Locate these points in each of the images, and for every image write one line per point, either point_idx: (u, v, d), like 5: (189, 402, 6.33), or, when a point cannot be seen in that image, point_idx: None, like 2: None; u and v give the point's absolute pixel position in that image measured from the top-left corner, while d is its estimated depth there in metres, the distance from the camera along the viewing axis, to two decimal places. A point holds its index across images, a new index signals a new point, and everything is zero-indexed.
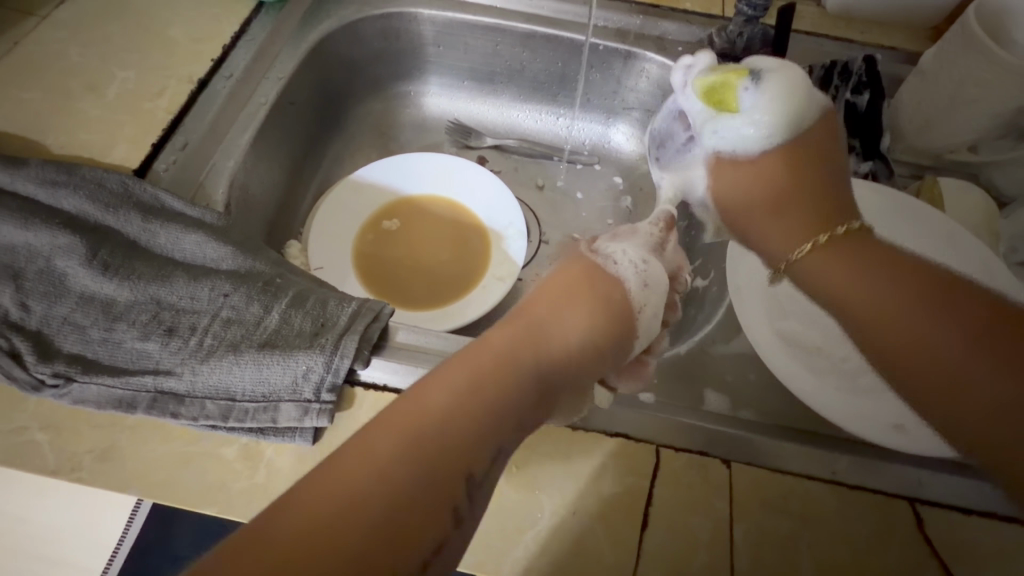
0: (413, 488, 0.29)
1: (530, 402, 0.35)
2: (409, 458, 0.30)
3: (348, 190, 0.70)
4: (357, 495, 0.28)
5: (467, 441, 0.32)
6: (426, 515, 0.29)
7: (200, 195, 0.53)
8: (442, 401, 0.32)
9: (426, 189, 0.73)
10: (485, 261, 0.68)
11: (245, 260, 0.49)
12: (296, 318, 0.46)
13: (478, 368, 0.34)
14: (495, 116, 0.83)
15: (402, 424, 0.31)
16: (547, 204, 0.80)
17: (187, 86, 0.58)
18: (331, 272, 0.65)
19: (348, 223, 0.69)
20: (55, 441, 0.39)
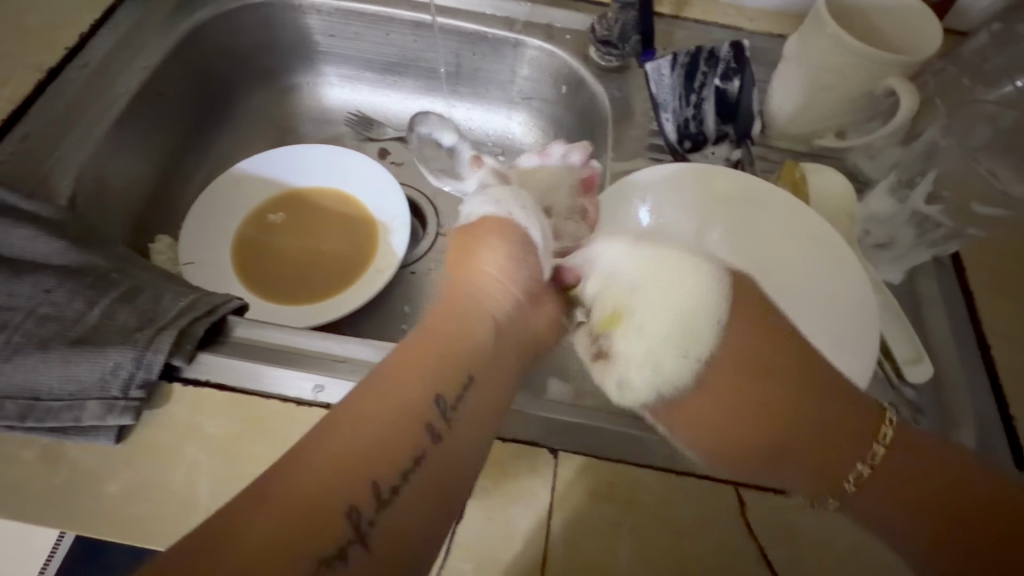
0: (385, 422, 0.33)
1: (475, 356, 0.39)
2: (382, 402, 0.34)
3: (230, 184, 0.69)
4: (338, 431, 0.32)
5: (429, 381, 0.36)
6: (399, 444, 0.33)
7: (41, 189, 0.51)
8: (413, 348, 0.37)
9: (314, 182, 0.72)
10: (370, 253, 0.67)
11: (77, 255, 0.48)
12: (120, 313, 0.44)
13: (434, 326, 0.39)
14: (397, 108, 0.82)
15: (376, 373, 0.36)
16: (448, 195, 0.78)
17: (36, 75, 0.56)
18: (204, 266, 0.63)
19: (228, 215, 0.67)
20: None
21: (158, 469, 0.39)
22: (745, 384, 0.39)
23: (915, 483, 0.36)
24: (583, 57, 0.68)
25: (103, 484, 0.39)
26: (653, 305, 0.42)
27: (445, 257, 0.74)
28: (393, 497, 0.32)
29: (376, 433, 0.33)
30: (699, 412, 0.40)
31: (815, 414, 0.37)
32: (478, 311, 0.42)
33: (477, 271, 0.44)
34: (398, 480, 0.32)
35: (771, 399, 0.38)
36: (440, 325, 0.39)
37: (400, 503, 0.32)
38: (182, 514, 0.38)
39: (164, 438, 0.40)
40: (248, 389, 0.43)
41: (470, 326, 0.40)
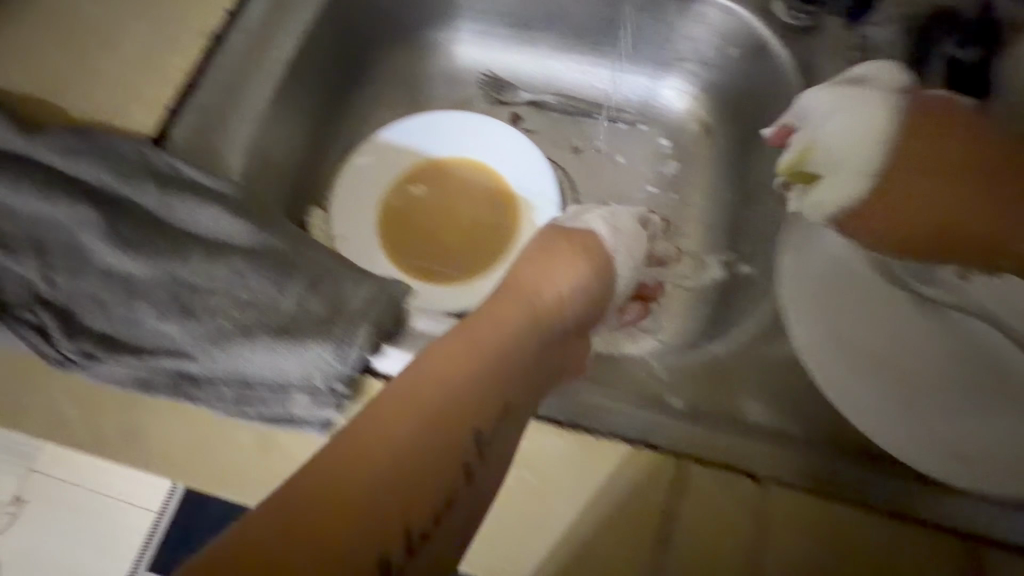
0: (442, 419, 0.38)
1: (508, 379, 0.41)
2: (419, 425, 0.37)
3: (373, 152, 0.67)
4: (389, 440, 0.36)
5: (478, 404, 0.39)
6: (453, 456, 0.37)
7: (218, 165, 0.51)
8: (451, 371, 0.39)
9: (453, 152, 0.68)
10: (514, 230, 0.65)
11: (261, 236, 0.47)
12: (310, 301, 0.44)
13: (476, 346, 0.42)
14: (531, 66, 0.75)
15: (405, 393, 0.38)
16: (587, 166, 0.73)
17: (202, 40, 0.54)
18: (353, 240, 0.63)
19: (372, 185, 0.66)
20: (87, 414, 0.41)
21: None
22: (926, 141, 0.43)
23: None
24: (766, 16, 0.59)
25: None
26: (847, 149, 0.45)
27: None
28: (418, 540, 0.35)
29: (421, 455, 0.36)
30: (899, 166, 0.43)
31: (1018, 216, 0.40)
32: (529, 316, 0.46)
33: (541, 260, 0.51)
34: (451, 492, 0.37)
35: (967, 180, 0.41)
36: (453, 337, 0.42)
37: (423, 544, 0.36)
38: None
39: None
40: None
41: (518, 346, 0.44)
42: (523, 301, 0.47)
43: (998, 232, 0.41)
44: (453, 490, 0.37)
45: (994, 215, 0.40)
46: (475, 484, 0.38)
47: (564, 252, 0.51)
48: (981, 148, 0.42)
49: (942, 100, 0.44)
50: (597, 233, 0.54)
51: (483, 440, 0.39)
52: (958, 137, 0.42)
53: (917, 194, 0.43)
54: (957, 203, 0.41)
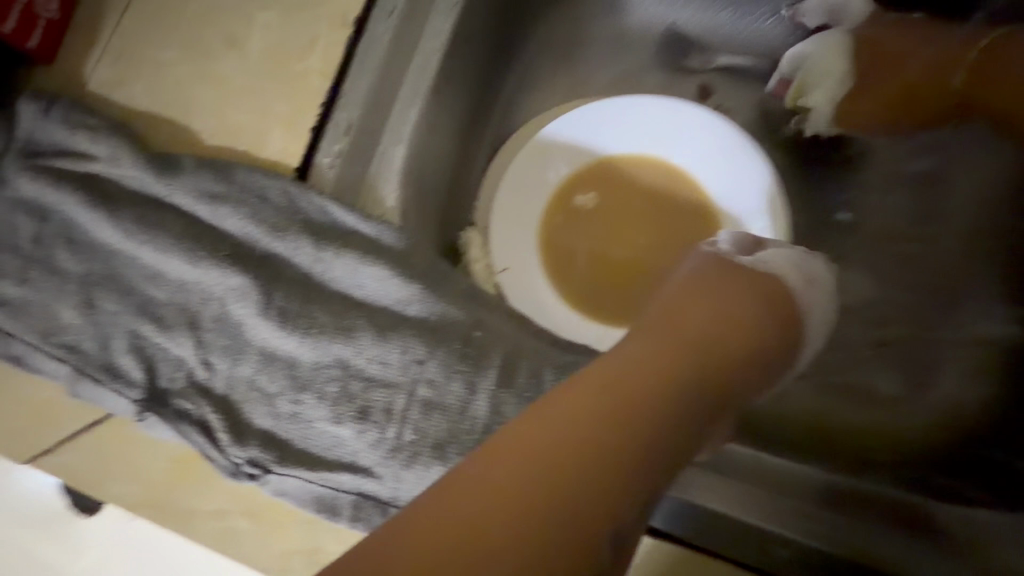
0: (588, 485, 0.26)
1: (663, 453, 0.29)
2: (561, 485, 0.25)
3: (534, 155, 0.53)
4: (525, 507, 0.25)
5: (630, 465, 0.27)
6: (590, 538, 0.25)
7: (374, 204, 0.41)
8: (606, 415, 0.28)
9: (633, 151, 0.54)
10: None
11: (436, 304, 0.38)
12: (509, 405, 0.35)
13: (638, 384, 0.30)
14: (728, 23, 0.57)
15: (557, 439, 0.27)
16: (801, 165, 0.56)
17: (342, 29, 0.42)
18: (517, 273, 0.51)
19: (534, 198, 0.53)
20: (262, 531, 0.35)
21: None
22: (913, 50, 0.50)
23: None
24: None
25: None
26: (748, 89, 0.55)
27: None
28: None
29: (560, 531, 0.25)
30: (873, 54, 0.51)
31: (916, 63, 0.50)
32: (704, 357, 0.33)
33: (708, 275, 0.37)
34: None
35: (909, 76, 0.51)
36: (595, 373, 0.30)
37: None
38: None
39: None
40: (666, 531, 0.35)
41: (686, 396, 0.31)
42: (691, 334, 0.34)
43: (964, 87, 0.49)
44: None
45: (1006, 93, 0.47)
46: None
47: (740, 278, 0.37)
48: (973, 61, 0.48)
49: (898, 22, 0.50)
50: (786, 278, 0.38)
51: (626, 531, 0.26)
52: (926, 55, 0.50)
53: (909, 77, 0.51)
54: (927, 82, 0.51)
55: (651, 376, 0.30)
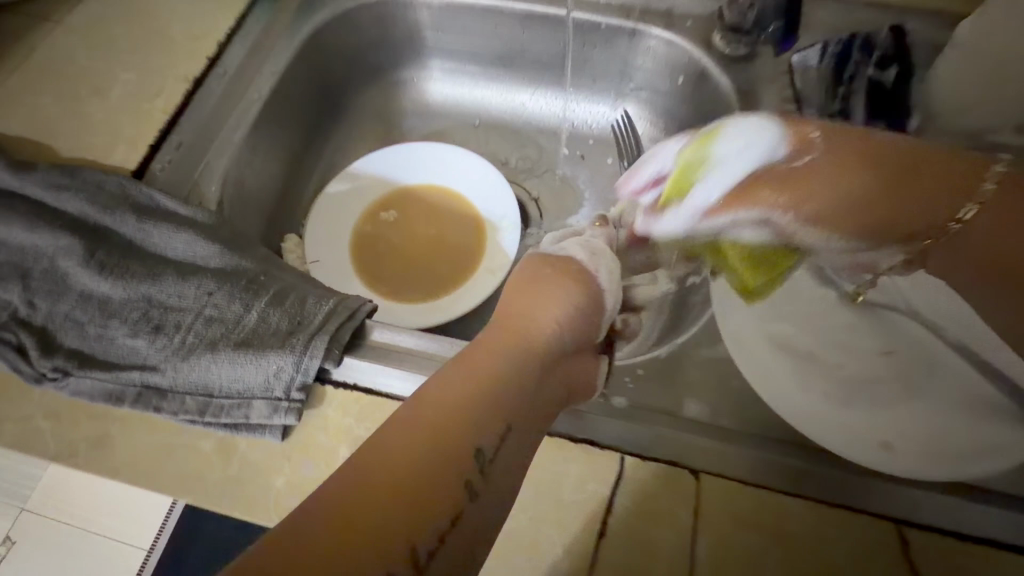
0: (440, 425, 0.32)
1: (515, 403, 0.35)
2: (428, 433, 0.32)
3: (347, 183, 0.71)
4: (403, 453, 0.31)
5: (480, 414, 0.33)
6: (450, 463, 0.31)
7: (193, 196, 0.55)
8: (455, 384, 0.34)
9: (423, 178, 0.73)
10: (481, 251, 0.68)
11: (231, 257, 0.51)
12: (274, 316, 0.47)
13: (486, 354, 0.36)
14: (499, 101, 0.80)
15: (422, 398, 0.33)
16: (550, 192, 0.78)
17: (184, 86, 0.60)
18: (327, 263, 0.67)
19: (347, 212, 0.70)
20: (58, 427, 0.44)
21: (320, 467, 0.42)
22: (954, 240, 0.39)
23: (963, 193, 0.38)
24: (707, 45, 0.64)
25: (271, 478, 0.41)
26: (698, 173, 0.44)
27: None
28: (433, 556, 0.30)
29: (437, 457, 0.31)
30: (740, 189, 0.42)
31: (913, 208, 0.39)
32: (526, 339, 0.38)
33: (530, 281, 0.43)
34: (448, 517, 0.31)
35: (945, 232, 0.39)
36: (445, 377, 0.34)
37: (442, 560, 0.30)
38: None
39: (323, 437, 0.43)
40: (379, 391, 0.45)
41: (527, 365, 0.37)
42: (515, 325, 0.39)
43: (920, 228, 0.39)
44: (465, 502, 0.32)
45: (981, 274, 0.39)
46: (482, 500, 0.33)
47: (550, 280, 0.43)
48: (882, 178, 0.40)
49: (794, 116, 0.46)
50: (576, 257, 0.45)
51: (488, 455, 0.33)
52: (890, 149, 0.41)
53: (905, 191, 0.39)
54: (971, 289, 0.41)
55: (491, 347, 0.37)
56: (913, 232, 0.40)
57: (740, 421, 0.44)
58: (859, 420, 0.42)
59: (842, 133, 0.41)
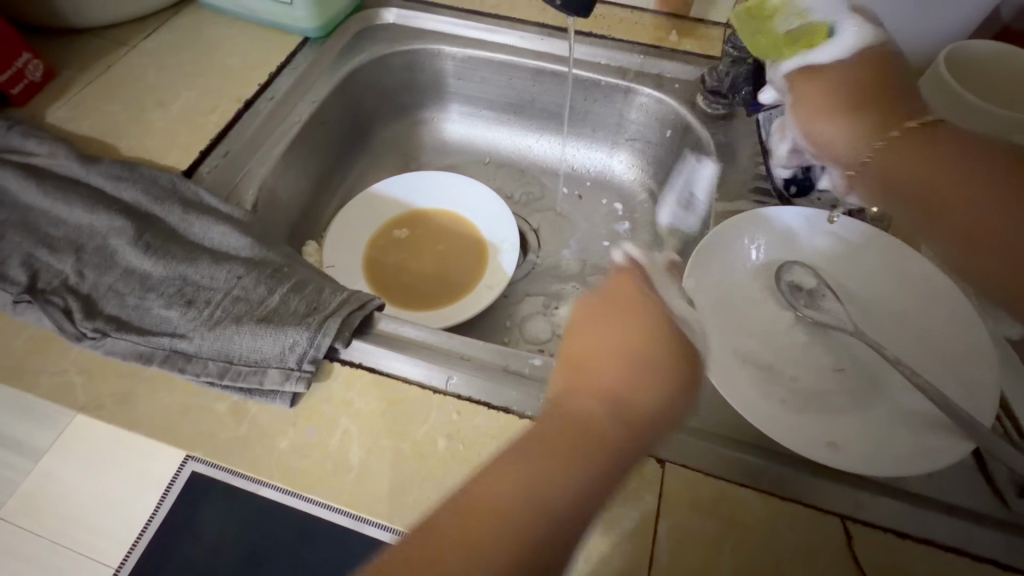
0: (514, 535, 0.32)
1: (563, 533, 0.33)
2: (512, 546, 0.31)
3: (367, 201, 0.79)
4: (472, 550, 0.31)
5: (557, 541, 0.33)
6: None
7: (232, 196, 0.63)
8: (538, 490, 0.33)
9: (434, 203, 0.81)
10: (483, 269, 0.74)
11: (260, 249, 0.57)
12: (293, 300, 0.53)
13: (566, 457, 0.34)
14: (508, 143, 0.90)
15: (503, 504, 0.33)
16: (550, 225, 0.85)
17: (236, 105, 0.70)
18: (341, 270, 0.74)
19: (364, 227, 0.78)
20: (89, 382, 0.49)
21: (322, 433, 0.46)
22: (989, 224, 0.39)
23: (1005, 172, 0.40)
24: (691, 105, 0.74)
25: (276, 440, 0.46)
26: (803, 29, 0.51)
27: (540, 280, 0.79)
28: None
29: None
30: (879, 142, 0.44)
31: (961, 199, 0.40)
32: (588, 447, 0.35)
33: (596, 345, 0.39)
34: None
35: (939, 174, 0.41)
36: (490, 494, 0.33)
37: None
38: (334, 472, 0.44)
39: (326, 407, 0.47)
40: (381, 369, 0.50)
41: (608, 470, 0.35)
42: (577, 421, 0.36)
43: (958, 197, 0.40)
44: None
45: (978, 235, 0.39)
46: None
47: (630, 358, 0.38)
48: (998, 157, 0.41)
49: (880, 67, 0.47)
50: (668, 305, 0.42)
51: None
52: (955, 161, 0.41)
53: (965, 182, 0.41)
54: (960, 258, 0.40)
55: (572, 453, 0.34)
56: (943, 202, 0.41)
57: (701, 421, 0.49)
58: (812, 423, 0.46)
59: (961, 139, 0.42)
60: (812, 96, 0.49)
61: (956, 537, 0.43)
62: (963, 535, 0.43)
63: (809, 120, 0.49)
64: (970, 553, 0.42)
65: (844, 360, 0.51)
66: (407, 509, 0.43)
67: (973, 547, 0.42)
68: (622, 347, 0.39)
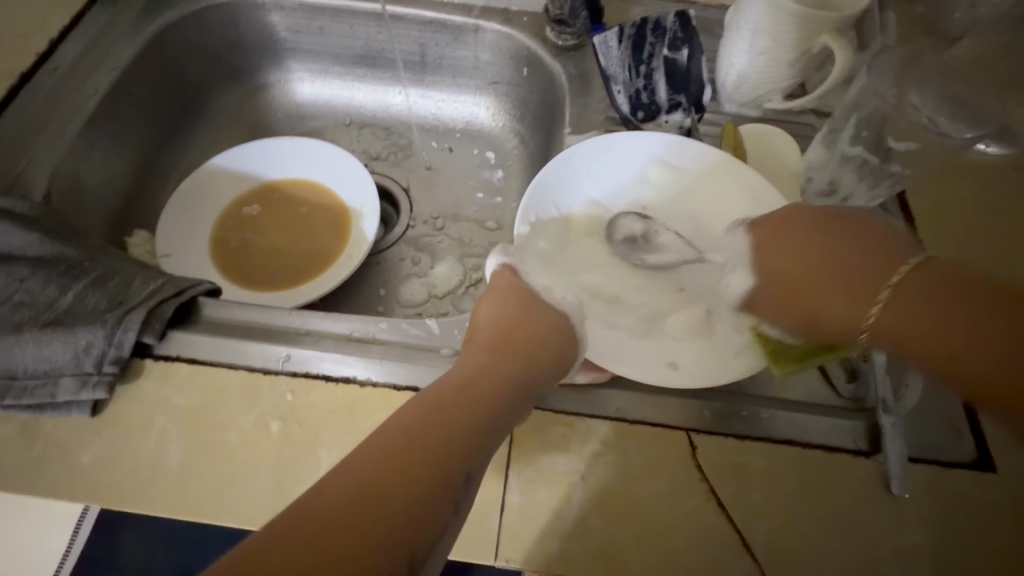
0: (431, 455, 0.33)
1: (459, 448, 0.34)
2: (382, 475, 0.31)
3: (206, 179, 0.71)
4: (405, 471, 0.32)
5: (475, 435, 0.36)
6: (446, 484, 0.32)
7: (16, 187, 0.54)
8: (440, 416, 0.35)
9: (285, 173, 0.74)
10: (345, 236, 0.69)
11: (53, 245, 0.50)
12: (92, 297, 0.46)
13: (443, 404, 0.36)
14: (367, 99, 0.83)
15: (419, 422, 0.34)
16: (421, 183, 0.81)
17: (9, 80, 0.60)
18: (181, 257, 0.66)
19: (206, 207, 0.70)
20: None
21: (132, 438, 0.41)
22: (835, 253, 0.42)
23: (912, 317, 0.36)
24: (541, 39, 0.71)
25: (78, 453, 0.41)
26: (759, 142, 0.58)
27: (414, 242, 0.76)
28: None
29: (362, 534, 0.29)
30: (764, 222, 0.46)
31: (832, 302, 0.41)
32: (456, 391, 0.38)
33: (495, 305, 0.47)
34: (449, 518, 0.32)
35: (801, 294, 0.42)
36: (380, 439, 0.33)
37: None
38: (151, 479, 0.40)
39: (137, 408, 0.42)
40: (202, 359, 0.45)
41: (485, 407, 0.38)
42: (452, 381, 0.39)
43: (847, 326, 0.40)
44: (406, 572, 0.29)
45: (849, 306, 0.40)
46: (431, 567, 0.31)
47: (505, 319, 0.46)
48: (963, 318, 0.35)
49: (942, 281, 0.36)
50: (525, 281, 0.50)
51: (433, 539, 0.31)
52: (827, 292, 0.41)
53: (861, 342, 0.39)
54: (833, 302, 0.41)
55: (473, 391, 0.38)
56: (840, 331, 0.41)
57: None
58: (654, 346, 0.47)
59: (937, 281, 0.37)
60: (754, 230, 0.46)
61: (793, 429, 0.44)
62: (799, 426, 0.44)
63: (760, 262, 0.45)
64: (801, 442, 0.44)
65: (684, 280, 0.51)
66: (237, 504, 0.39)
67: (809, 436, 0.44)
68: (501, 308, 0.47)
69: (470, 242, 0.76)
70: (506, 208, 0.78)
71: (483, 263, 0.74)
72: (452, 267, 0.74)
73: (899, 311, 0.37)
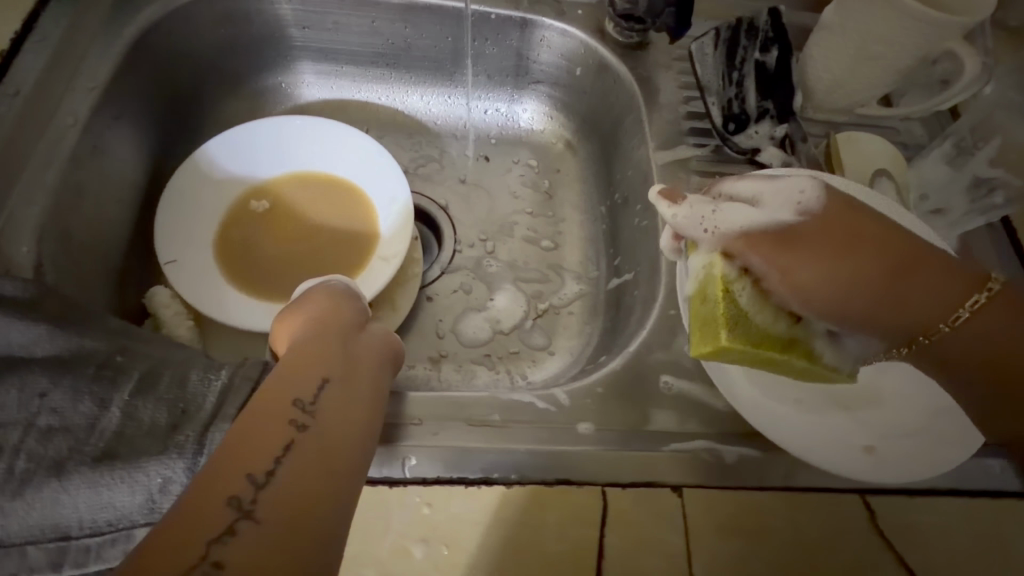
0: (255, 436, 0.30)
1: (265, 439, 0.30)
2: (218, 466, 0.28)
3: (209, 163, 0.57)
4: (237, 460, 0.29)
5: (273, 420, 0.31)
6: (239, 469, 0.28)
7: None
8: (263, 408, 0.32)
9: (294, 162, 0.60)
10: (374, 227, 0.57)
11: (68, 340, 0.38)
12: (145, 410, 0.36)
13: (270, 403, 0.32)
14: (386, 103, 0.71)
15: (252, 415, 0.31)
16: (461, 198, 0.71)
17: None
18: (186, 261, 0.53)
19: (202, 207, 0.56)
20: None
21: None
22: (916, 265, 0.36)
23: (930, 259, 0.36)
24: (600, 35, 0.63)
25: None
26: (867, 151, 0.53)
27: (467, 270, 0.67)
28: None
29: (194, 525, 0.26)
30: (815, 215, 0.36)
31: (922, 301, 0.36)
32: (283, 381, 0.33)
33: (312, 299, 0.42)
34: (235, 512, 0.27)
35: (866, 276, 0.36)
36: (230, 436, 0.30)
37: None
38: None
39: None
40: None
41: (298, 399, 0.32)
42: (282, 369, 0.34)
43: (929, 322, 0.36)
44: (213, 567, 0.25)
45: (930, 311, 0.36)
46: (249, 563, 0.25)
47: (335, 328, 0.39)
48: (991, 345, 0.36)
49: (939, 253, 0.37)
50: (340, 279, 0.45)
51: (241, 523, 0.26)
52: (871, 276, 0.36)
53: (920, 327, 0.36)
54: (856, 296, 0.36)
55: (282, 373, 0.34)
56: (919, 327, 0.36)
57: (704, 424, 0.43)
58: (835, 427, 0.41)
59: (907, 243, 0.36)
60: (813, 220, 0.36)
61: (960, 478, 0.42)
62: (967, 475, 0.42)
63: (787, 254, 0.36)
64: (971, 492, 0.41)
65: None
66: None
67: (977, 484, 0.42)
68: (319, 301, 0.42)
69: (525, 264, 0.68)
70: (560, 224, 0.70)
71: (545, 289, 0.66)
72: (514, 298, 0.66)
73: (936, 277, 0.36)
